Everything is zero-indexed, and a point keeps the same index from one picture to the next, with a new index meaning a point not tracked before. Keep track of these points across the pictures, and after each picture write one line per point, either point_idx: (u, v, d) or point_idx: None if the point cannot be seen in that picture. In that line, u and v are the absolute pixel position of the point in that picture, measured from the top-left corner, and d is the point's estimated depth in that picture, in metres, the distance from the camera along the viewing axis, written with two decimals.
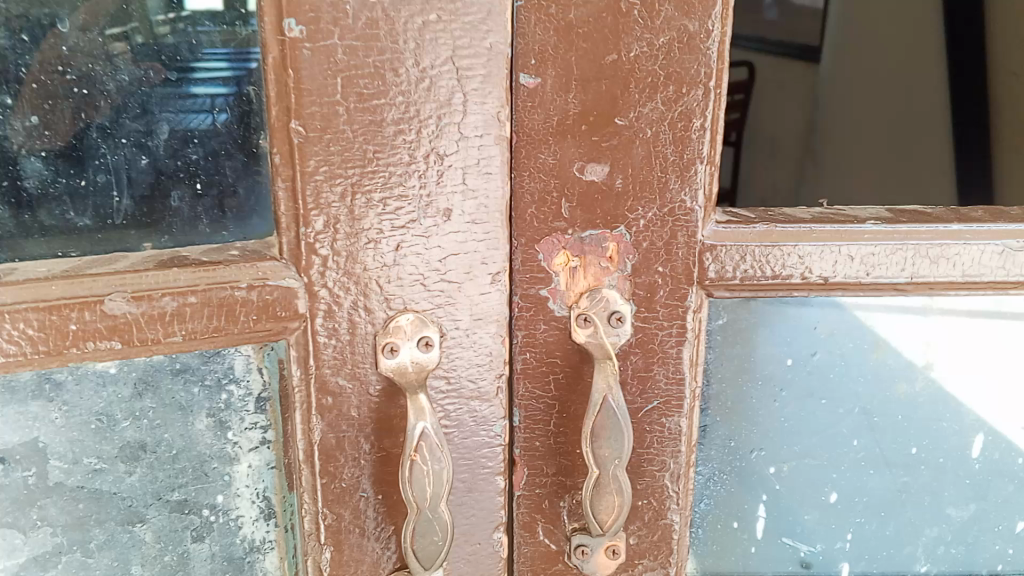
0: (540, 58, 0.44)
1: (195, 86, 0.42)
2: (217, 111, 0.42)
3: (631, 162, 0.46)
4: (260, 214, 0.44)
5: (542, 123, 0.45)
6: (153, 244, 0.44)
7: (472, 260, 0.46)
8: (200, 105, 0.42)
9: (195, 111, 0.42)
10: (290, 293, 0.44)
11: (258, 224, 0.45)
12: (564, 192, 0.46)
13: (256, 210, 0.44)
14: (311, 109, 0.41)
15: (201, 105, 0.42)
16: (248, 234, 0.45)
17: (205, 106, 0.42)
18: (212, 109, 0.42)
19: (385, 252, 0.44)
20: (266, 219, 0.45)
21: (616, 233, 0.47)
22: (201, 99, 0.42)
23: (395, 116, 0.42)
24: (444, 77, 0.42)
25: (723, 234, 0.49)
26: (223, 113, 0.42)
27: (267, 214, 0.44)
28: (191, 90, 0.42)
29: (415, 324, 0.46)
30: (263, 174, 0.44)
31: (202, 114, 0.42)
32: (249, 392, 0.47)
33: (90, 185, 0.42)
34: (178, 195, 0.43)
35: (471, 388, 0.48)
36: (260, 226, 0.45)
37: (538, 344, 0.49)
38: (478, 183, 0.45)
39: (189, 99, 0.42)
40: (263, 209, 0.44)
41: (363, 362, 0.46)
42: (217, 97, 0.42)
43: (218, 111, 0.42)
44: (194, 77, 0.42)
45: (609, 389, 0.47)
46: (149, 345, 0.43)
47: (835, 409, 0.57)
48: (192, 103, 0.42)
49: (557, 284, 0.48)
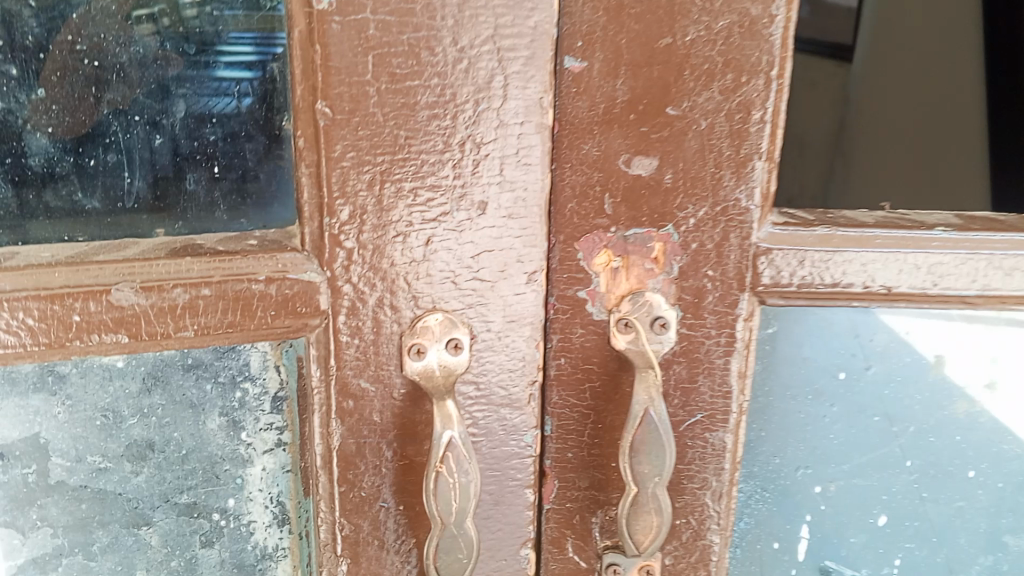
0: (588, 40, 0.41)
1: (226, 67, 0.39)
2: (245, 93, 0.39)
3: (683, 156, 0.43)
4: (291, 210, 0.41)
5: (587, 112, 0.42)
6: (166, 230, 0.40)
7: (507, 258, 0.43)
8: (229, 84, 0.39)
9: (222, 92, 0.39)
10: (311, 288, 0.40)
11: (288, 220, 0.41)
12: (608, 186, 0.43)
13: (284, 203, 0.41)
14: (340, 87, 0.38)
15: (231, 86, 0.39)
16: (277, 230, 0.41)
17: (235, 85, 0.39)
18: (243, 91, 0.39)
19: (414, 247, 0.41)
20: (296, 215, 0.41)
21: (662, 232, 0.44)
22: (231, 79, 0.39)
23: (429, 99, 0.39)
24: (484, 58, 0.39)
25: (780, 237, 0.45)
26: (251, 94, 0.39)
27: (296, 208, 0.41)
28: (225, 71, 0.39)
29: (444, 325, 0.42)
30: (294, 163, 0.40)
31: (228, 96, 0.39)
32: (265, 391, 0.45)
33: (99, 165, 0.39)
34: (196, 179, 0.40)
35: (501, 395, 0.45)
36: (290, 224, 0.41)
37: (574, 349, 0.46)
38: (518, 175, 0.41)
39: (219, 79, 0.39)
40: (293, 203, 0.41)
41: (387, 364, 0.42)
42: (245, 79, 0.39)
43: (245, 93, 0.39)
44: (227, 55, 0.39)
45: (651, 401, 0.44)
46: (159, 340, 0.39)
47: (888, 427, 0.54)
48: (220, 84, 0.39)
49: (598, 286, 0.45)
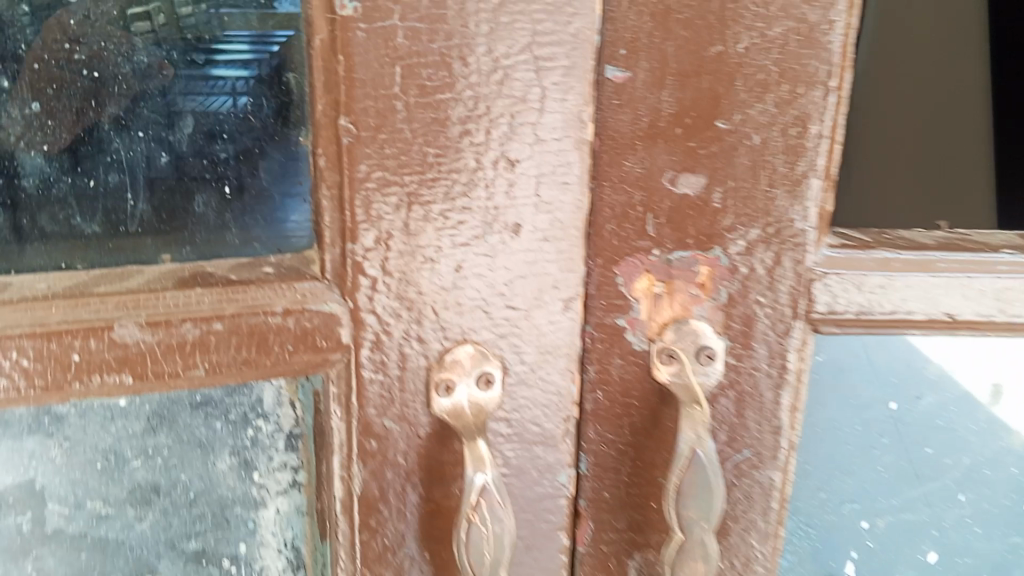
0: (632, 48, 0.37)
1: (221, 65, 0.34)
2: (242, 93, 0.35)
3: (733, 175, 0.39)
4: (301, 222, 0.37)
5: (630, 126, 0.38)
6: (172, 256, 0.37)
7: (543, 284, 0.39)
8: (224, 84, 0.35)
9: (214, 93, 0.35)
10: (332, 320, 0.37)
11: (300, 236, 0.37)
12: (651, 206, 0.40)
13: (292, 215, 0.37)
14: (365, 101, 0.34)
15: (226, 86, 0.35)
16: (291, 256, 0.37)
17: (231, 85, 0.35)
18: (238, 89, 0.35)
19: (443, 274, 0.37)
20: (306, 228, 0.37)
21: (709, 255, 0.41)
22: (226, 79, 0.35)
23: (461, 113, 0.35)
24: (521, 68, 0.35)
25: (837, 260, 0.42)
26: (244, 94, 0.35)
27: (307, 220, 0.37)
28: (220, 70, 0.35)
29: (475, 358, 0.39)
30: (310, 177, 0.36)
31: (222, 96, 0.35)
32: (279, 428, 0.41)
33: (100, 186, 0.35)
34: (205, 201, 0.36)
35: (534, 432, 0.41)
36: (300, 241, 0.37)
37: (613, 382, 0.42)
38: (556, 196, 0.38)
39: (214, 79, 0.35)
40: (303, 216, 0.37)
41: (412, 401, 0.39)
42: (240, 78, 0.35)
43: (239, 93, 0.35)
44: (222, 51, 0.34)
45: (699, 440, 0.41)
46: (166, 381, 0.35)
47: (941, 460, 0.51)
48: (213, 84, 0.35)
49: (638, 313, 0.41)
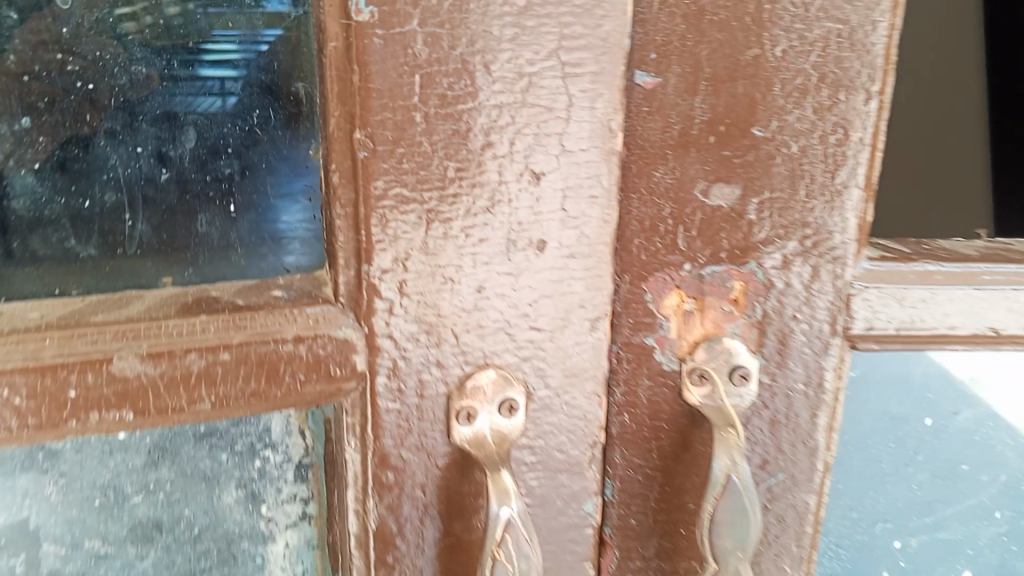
0: (663, 53, 0.35)
1: (210, 64, 0.32)
2: (232, 94, 0.33)
3: (769, 185, 0.37)
4: (295, 224, 0.34)
5: (660, 134, 0.36)
6: (174, 279, 0.34)
7: (569, 303, 0.37)
8: (213, 84, 0.32)
9: (202, 93, 0.32)
10: (347, 347, 0.34)
11: (293, 239, 0.35)
12: (682, 219, 0.37)
13: (285, 217, 0.34)
14: (381, 113, 0.32)
15: (215, 86, 0.32)
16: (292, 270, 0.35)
17: (220, 85, 0.32)
18: (228, 90, 0.33)
19: (464, 295, 0.35)
20: (299, 229, 0.35)
21: (743, 270, 0.38)
22: (215, 79, 0.32)
23: (483, 124, 0.33)
24: (547, 75, 0.33)
25: (877, 273, 0.39)
26: (234, 94, 0.33)
27: (301, 222, 0.34)
28: (209, 70, 0.32)
29: (497, 384, 0.36)
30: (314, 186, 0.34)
31: (211, 97, 0.33)
32: (288, 458, 0.39)
33: (96, 206, 0.33)
34: (208, 220, 0.34)
35: (559, 459, 0.39)
36: (294, 246, 0.35)
37: (640, 404, 0.40)
38: (584, 211, 0.35)
39: (203, 79, 0.32)
40: (298, 218, 0.34)
41: (431, 431, 0.36)
42: (230, 78, 0.32)
43: (229, 94, 0.33)
44: (211, 50, 0.32)
45: (734, 465, 0.39)
46: (170, 417, 0.33)
47: (977, 477, 0.49)
48: (201, 84, 0.32)
49: (667, 331, 0.39)
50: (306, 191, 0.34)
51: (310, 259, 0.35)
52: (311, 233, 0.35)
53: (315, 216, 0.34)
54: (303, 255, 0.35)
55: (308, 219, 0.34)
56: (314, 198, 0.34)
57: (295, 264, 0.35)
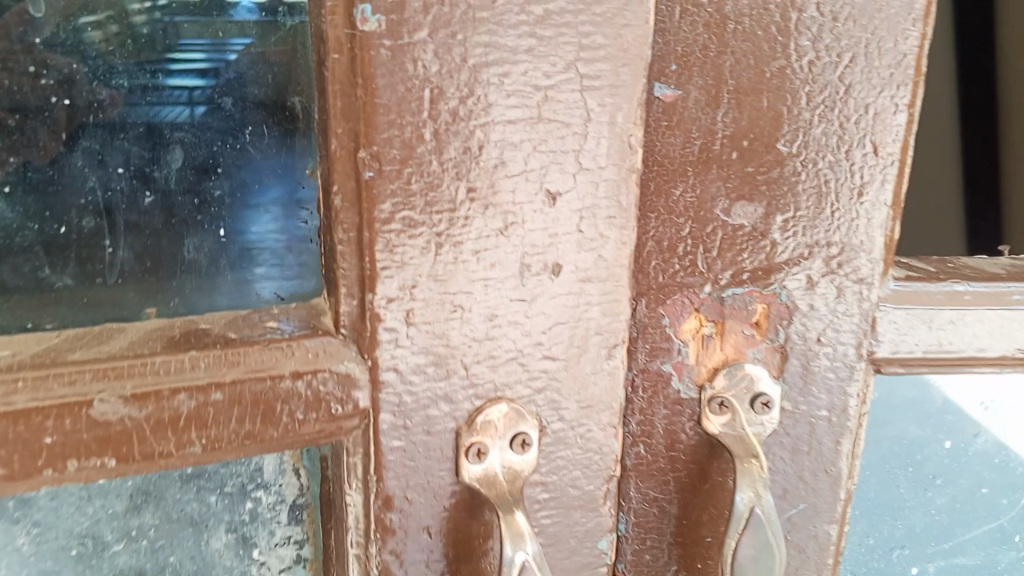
0: (683, 64, 0.33)
1: (176, 73, 0.29)
2: (202, 104, 0.30)
3: (793, 203, 0.35)
4: (264, 235, 0.32)
5: (680, 150, 0.34)
6: (157, 309, 0.31)
7: (585, 331, 0.34)
8: (180, 94, 0.30)
9: (167, 104, 0.30)
10: (349, 383, 0.31)
11: (263, 250, 0.32)
12: (702, 239, 0.35)
13: (253, 227, 0.32)
14: (388, 129, 0.29)
15: (180, 96, 0.30)
16: (269, 289, 0.32)
17: (188, 95, 0.30)
18: (197, 100, 0.30)
19: (475, 324, 0.32)
20: (269, 241, 0.32)
21: (766, 292, 0.36)
22: (183, 89, 0.30)
23: (497, 140, 0.30)
24: (564, 88, 0.31)
25: (904, 294, 0.38)
26: (203, 105, 0.30)
27: (271, 232, 0.32)
28: (175, 79, 0.29)
29: (509, 418, 0.34)
30: (294, 198, 0.32)
31: (178, 109, 0.30)
32: (281, 499, 0.36)
33: (72, 232, 0.30)
34: (196, 245, 0.31)
35: (573, 494, 0.37)
36: (264, 258, 0.32)
37: (656, 434, 0.38)
38: (602, 232, 0.33)
39: (168, 89, 0.29)
40: (267, 228, 0.32)
41: (437, 470, 0.33)
42: (198, 88, 0.30)
43: (197, 105, 0.30)
44: (177, 58, 0.29)
45: (758, 497, 0.37)
46: (156, 462, 0.30)
47: (996, 500, 0.47)
48: (165, 94, 0.29)
49: (685, 357, 0.37)
50: (280, 202, 0.32)
51: (280, 271, 0.32)
52: (281, 245, 0.32)
53: (285, 225, 0.32)
54: (273, 268, 0.32)
55: (278, 229, 0.32)
56: (286, 207, 0.32)
57: (265, 276, 0.32)
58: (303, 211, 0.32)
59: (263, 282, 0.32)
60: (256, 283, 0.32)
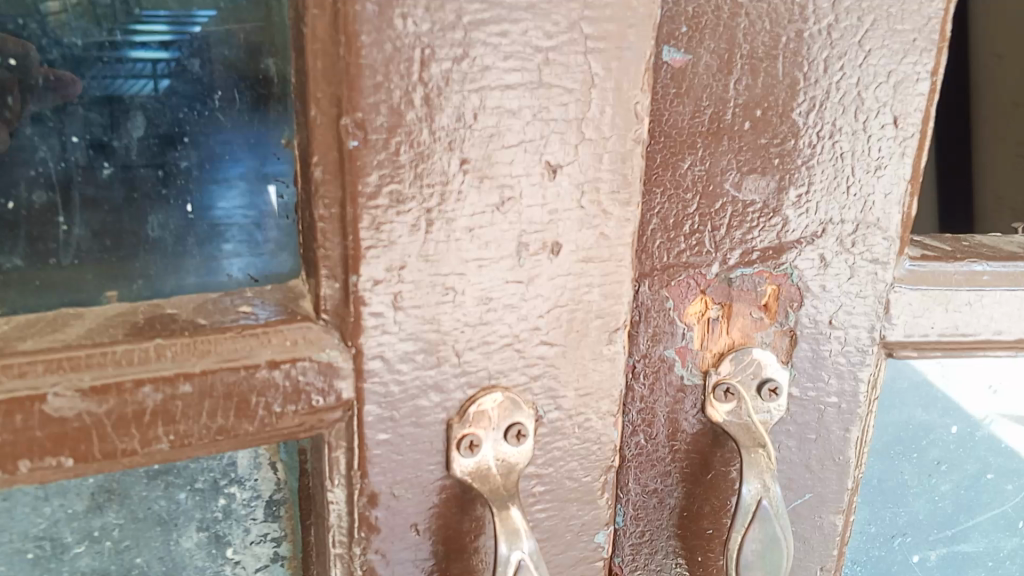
0: (694, 25, 0.31)
1: (138, 44, 0.26)
2: (165, 78, 0.27)
3: (806, 177, 0.33)
4: (232, 211, 0.29)
5: (689, 120, 0.32)
6: (119, 294, 0.29)
7: (585, 314, 0.32)
8: (143, 67, 0.27)
9: (129, 78, 0.27)
10: (332, 372, 0.28)
11: (231, 227, 0.29)
12: (710, 216, 0.33)
13: (221, 203, 0.29)
14: (374, 94, 0.26)
15: (144, 69, 0.27)
16: (237, 268, 0.30)
17: (152, 68, 0.27)
18: (160, 73, 0.27)
19: (468, 307, 0.30)
20: (236, 217, 0.29)
21: (776, 272, 0.34)
22: (145, 62, 0.27)
23: (493, 107, 0.28)
24: (568, 51, 0.28)
25: (920, 274, 0.36)
26: (167, 78, 0.27)
27: (239, 207, 0.29)
28: (137, 52, 0.26)
29: (504, 407, 0.31)
30: (261, 172, 0.29)
31: (141, 82, 0.27)
32: (256, 495, 0.34)
33: (22, 208, 0.27)
34: (161, 222, 0.28)
35: (572, 488, 0.34)
36: (232, 235, 0.29)
37: (658, 423, 0.36)
38: (605, 208, 0.31)
39: (129, 62, 0.26)
40: (235, 203, 0.29)
41: (426, 465, 0.31)
42: (161, 61, 0.27)
43: (162, 78, 0.27)
44: (140, 29, 0.26)
45: (766, 489, 0.35)
46: (119, 460, 0.27)
47: (1000, 487, 0.46)
48: (125, 67, 0.26)
49: (690, 341, 0.35)
50: (246, 176, 0.29)
51: (247, 247, 0.30)
52: (250, 220, 0.29)
53: (252, 201, 0.29)
54: (242, 244, 0.30)
55: (246, 204, 0.29)
56: (253, 182, 0.29)
57: (233, 253, 0.30)
58: (272, 184, 0.29)
59: (231, 259, 0.30)
60: (224, 261, 0.29)
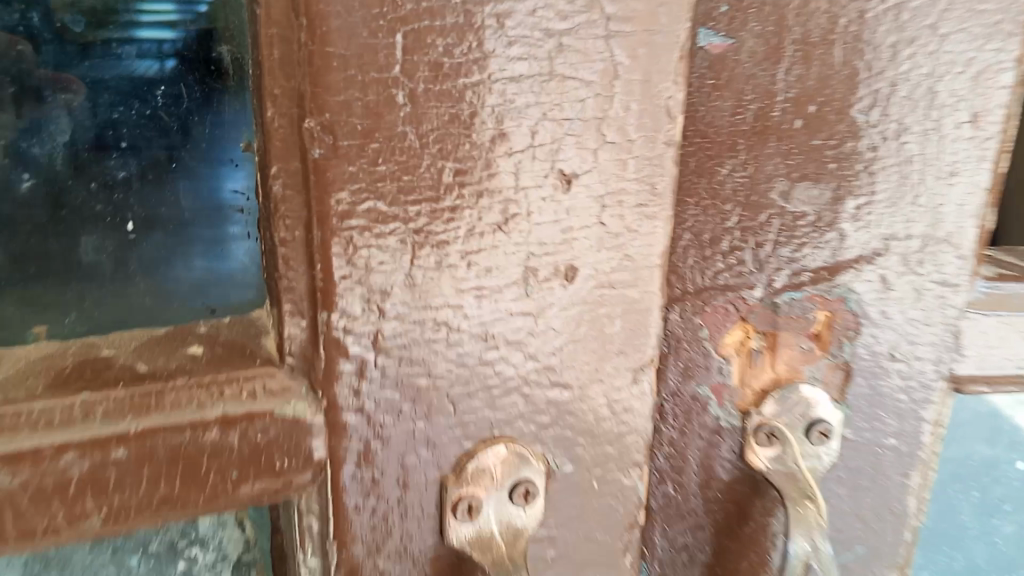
0: (736, 4, 0.26)
1: (146, 23, 0.22)
2: (170, 58, 0.22)
3: (868, 185, 0.28)
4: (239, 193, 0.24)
5: (730, 118, 0.27)
6: (50, 329, 0.23)
7: (606, 349, 0.27)
8: (149, 48, 0.22)
9: (132, 62, 0.22)
10: (298, 431, 0.23)
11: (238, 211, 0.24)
12: (754, 231, 0.28)
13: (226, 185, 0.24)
14: (346, 91, 0.21)
15: (148, 51, 0.22)
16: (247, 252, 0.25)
17: (157, 49, 0.22)
18: (165, 54, 0.22)
19: (466, 345, 0.25)
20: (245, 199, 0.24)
21: (829, 296, 0.29)
22: (152, 42, 0.22)
23: (494, 105, 0.23)
24: (585, 34, 0.23)
25: (995, 298, 0.30)
26: (174, 59, 0.22)
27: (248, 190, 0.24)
28: (145, 32, 0.22)
29: (508, 463, 0.26)
30: None
31: (146, 63, 0.22)
32: (222, 556, 0.29)
33: None
34: (95, 245, 0.23)
35: (591, 550, 0.29)
36: (240, 217, 0.24)
37: (689, 470, 0.31)
38: (629, 225, 0.26)
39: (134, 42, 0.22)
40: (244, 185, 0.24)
41: (417, 530, 0.26)
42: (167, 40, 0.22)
43: (167, 59, 0.22)
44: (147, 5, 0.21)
45: (814, 550, 0.29)
46: (36, 543, 0.21)
47: None
48: (130, 49, 0.22)
49: (727, 377, 0.30)
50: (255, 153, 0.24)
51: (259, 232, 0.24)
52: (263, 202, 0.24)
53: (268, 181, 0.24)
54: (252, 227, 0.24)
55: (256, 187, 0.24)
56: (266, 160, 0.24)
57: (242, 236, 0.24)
58: None
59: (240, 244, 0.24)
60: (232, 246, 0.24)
